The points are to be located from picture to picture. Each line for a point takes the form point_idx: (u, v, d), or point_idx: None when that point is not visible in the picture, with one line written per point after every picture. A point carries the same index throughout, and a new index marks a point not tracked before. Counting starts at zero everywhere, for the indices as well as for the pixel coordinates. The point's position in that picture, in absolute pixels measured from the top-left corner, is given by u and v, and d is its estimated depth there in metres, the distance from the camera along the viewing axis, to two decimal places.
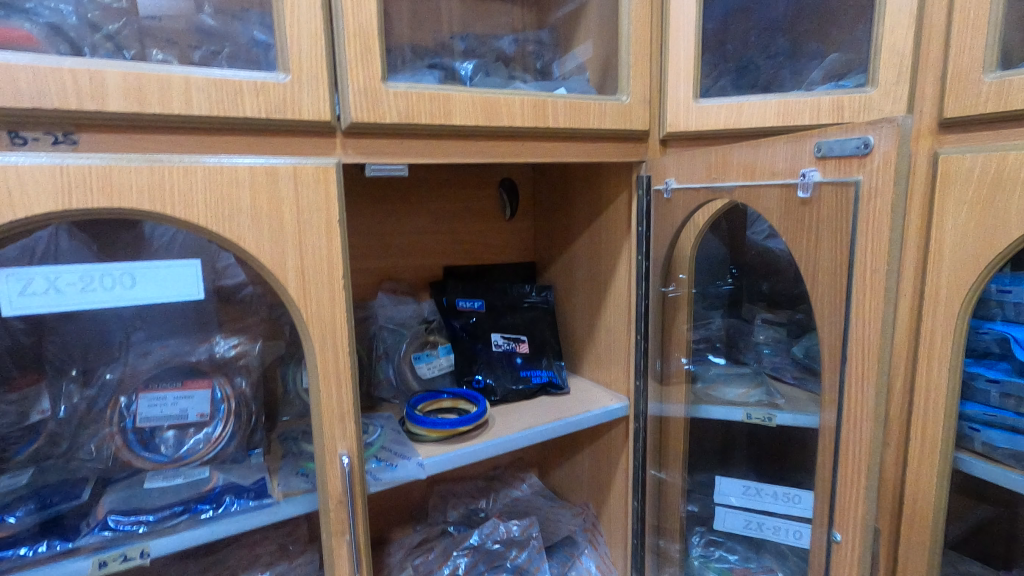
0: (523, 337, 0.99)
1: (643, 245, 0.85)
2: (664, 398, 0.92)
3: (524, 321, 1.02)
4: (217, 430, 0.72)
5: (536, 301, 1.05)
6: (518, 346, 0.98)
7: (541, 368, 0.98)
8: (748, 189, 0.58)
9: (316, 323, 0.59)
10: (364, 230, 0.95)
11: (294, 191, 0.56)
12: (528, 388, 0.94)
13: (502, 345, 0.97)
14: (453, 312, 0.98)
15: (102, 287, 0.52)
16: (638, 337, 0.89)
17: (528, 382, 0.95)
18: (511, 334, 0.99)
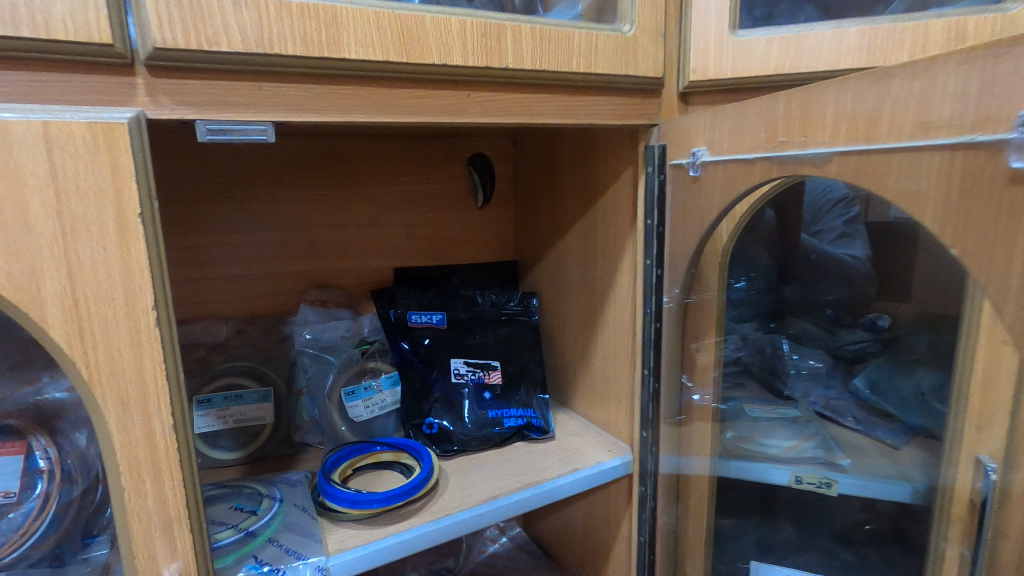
0: (494, 364, 0.76)
1: (654, 246, 0.59)
2: (683, 448, 0.63)
3: (497, 340, 0.78)
4: (28, 516, 0.50)
5: (513, 313, 0.80)
6: (486, 376, 0.75)
7: (517, 405, 0.74)
8: (859, 158, 0.34)
9: (107, 383, 0.36)
10: (277, 222, 0.72)
11: (44, 164, 0.33)
12: (496, 434, 0.70)
13: (466, 376, 0.74)
14: (401, 330, 0.75)
15: None
16: (645, 372, 0.63)
17: (497, 426, 0.71)
18: (478, 361, 0.75)
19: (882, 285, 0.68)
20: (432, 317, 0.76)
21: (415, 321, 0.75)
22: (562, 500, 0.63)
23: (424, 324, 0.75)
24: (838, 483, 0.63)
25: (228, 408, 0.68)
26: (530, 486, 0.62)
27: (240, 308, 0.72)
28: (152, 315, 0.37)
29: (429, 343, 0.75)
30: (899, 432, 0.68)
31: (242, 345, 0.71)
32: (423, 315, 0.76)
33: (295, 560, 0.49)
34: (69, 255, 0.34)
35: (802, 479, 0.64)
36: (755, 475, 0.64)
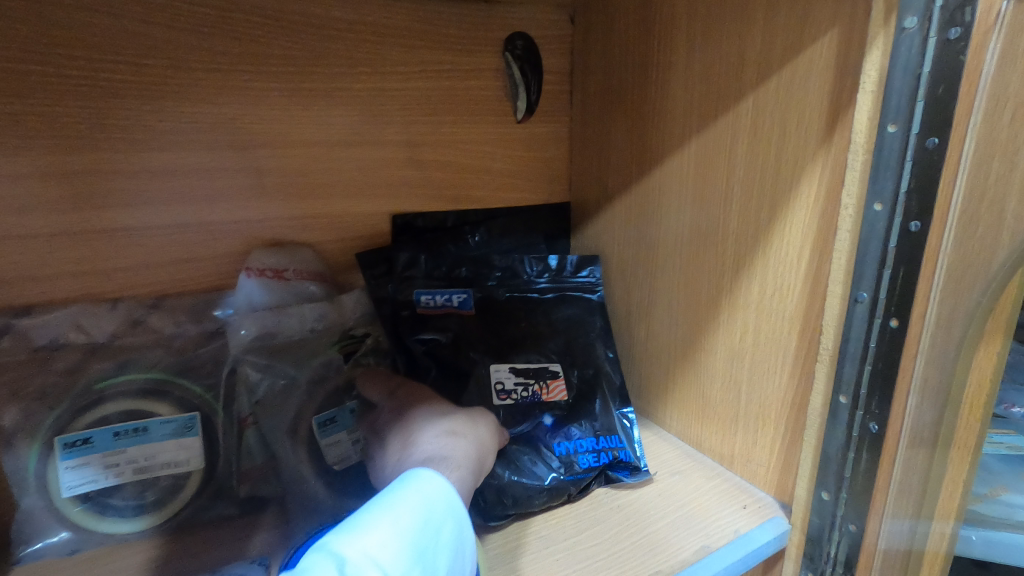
0: (554, 370, 0.50)
1: (905, 178, 0.31)
2: (920, 512, 0.37)
3: (556, 331, 0.52)
4: None
5: (571, 289, 0.54)
6: (541, 391, 0.49)
7: (592, 433, 0.48)
8: None
9: None
10: (191, 137, 0.42)
11: None
12: (568, 484, 0.44)
13: (513, 392, 0.49)
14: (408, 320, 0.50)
15: None
16: (840, 399, 0.36)
17: (570, 473, 0.44)
18: (529, 367, 0.50)
19: None
20: (455, 300, 0.51)
21: (427, 307, 0.50)
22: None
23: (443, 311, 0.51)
24: None
25: (121, 452, 0.40)
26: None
27: (136, 283, 0.42)
28: None
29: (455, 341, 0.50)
30: None
31: (146, 346, 0.43)
32: (438, 296, 0.50)
33: None
34: None
35: None
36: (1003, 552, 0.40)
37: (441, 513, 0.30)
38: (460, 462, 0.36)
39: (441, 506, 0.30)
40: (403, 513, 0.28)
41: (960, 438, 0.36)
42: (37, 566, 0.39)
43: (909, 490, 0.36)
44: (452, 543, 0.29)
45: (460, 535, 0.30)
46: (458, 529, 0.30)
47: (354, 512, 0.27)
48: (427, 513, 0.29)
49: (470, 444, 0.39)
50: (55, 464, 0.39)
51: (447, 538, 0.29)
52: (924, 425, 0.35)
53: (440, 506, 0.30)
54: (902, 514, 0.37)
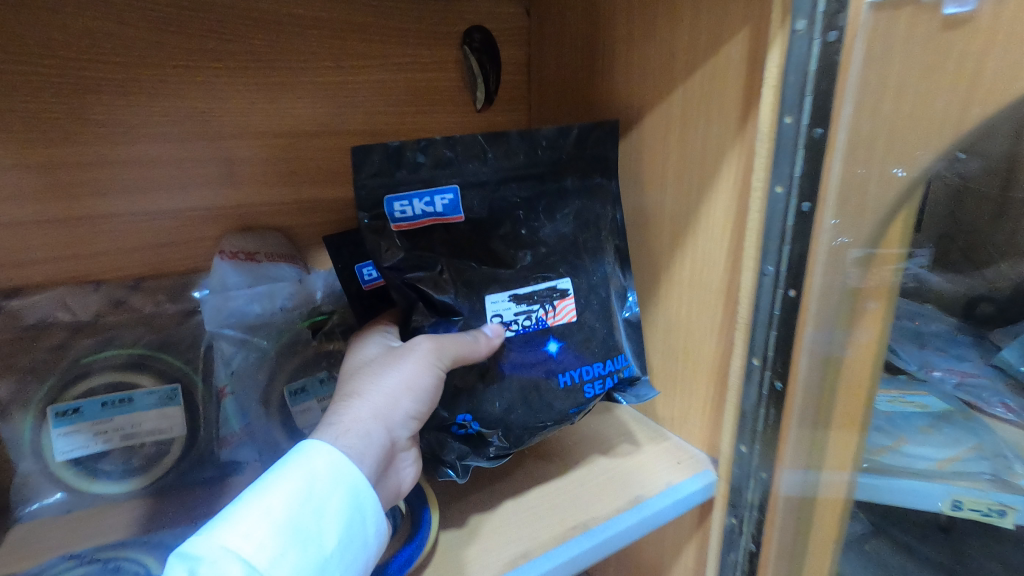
0: (562, 288, 0.45)
1: (799, 163, 0.35)
2: (814, 459, 0.42)
3: (557, 239, 0.46)
4: None
5: (574, 187, 0.47)
6: (546, 315, 0.44)
7: (601, 357, 0.46)
8: None
9: None
10: (162, 129, 0.45)
11: None
12: (569, 416, 0.44)
13: (512, 323, 0.44)
14: (380, 246, 0.41)
15: None
16: (752, 361, 0.41)
17: (575, 409, 0.45)
18: (531, 292, 0.44)
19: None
20: (439, 206, 0.42)
21: (402, 220, 0.41)
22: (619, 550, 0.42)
23: (418, 226, 0.42)
24: (1017, 513, 0.43)
25: (108, 421, 0.44)
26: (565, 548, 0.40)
27: (118, 267, 0.46)
28: None
29: (445, 267, 0.43)
30: None
31: (127, 324, 0.47)
32: (418, 205, 0.41)
33: None
34: None
35: (962, 505, 0.44)
36: (894, 496, 0.45)
37: (326, 489, 0.31)
38: (345, 429, 0.35)
39: (327, 480, 0.32)
40: (277, 499, 0.30)
41: (854, 394, 0.41)
42: (33, 525, 0.44)
43: (802, 439, 0.41)
44: (338, 513, 0.31)
45: (348, 505, 0.32)
46: (348, 497, 0.32)
47: (236, 499, 0.30)
48: (307, 491, 0.31)
49: (368, 401, 0.37)
50: (49, 432, 0.43)
51: (333, 509, 0.31)
52: (818, 380, 0.40)
53: (324, 482, 0.31)
54: (799, 462, 0.42)
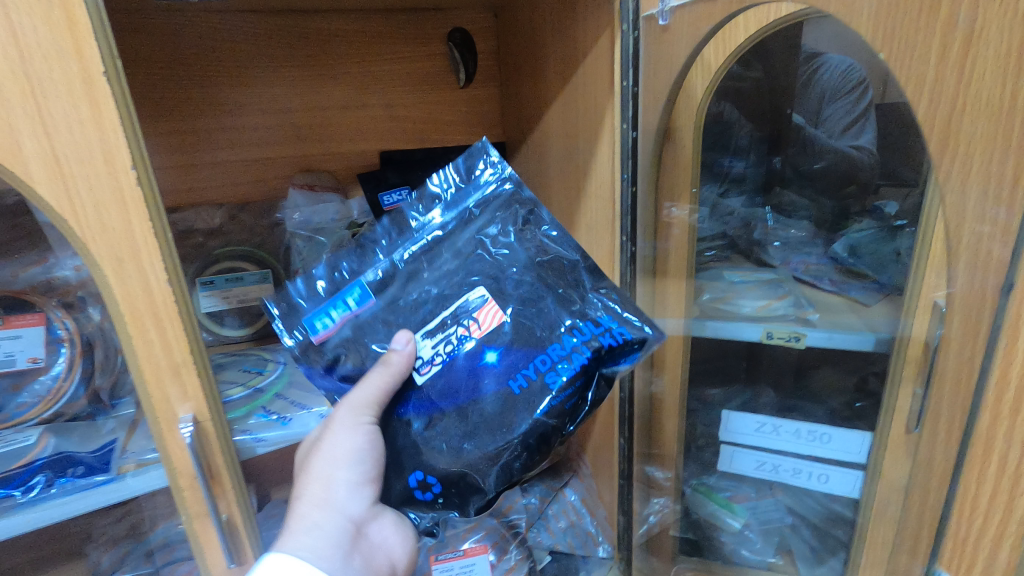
0: (473, 308, 0.53)
1: (631, 108, 0.59)
2: (659, 308, 0.69)
3: (458, 261, 0.57)
4: (59, 378, 0.55)
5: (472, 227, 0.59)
6: (471, 333, 0.52)
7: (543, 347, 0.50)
8: None
9: (102, 242, 0.39)
10: (258, 107, 0.72)
11: (9, 32, 0.34)
12: (537, 425, 0.47)
13: (435, 357, 0.52)
14: (313, 357, 0.56)
15: None
16: (624, 238, 0.66)
17: (539, 410, 0.48)
18: (442, 325, 0.54)
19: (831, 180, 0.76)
20: (350, 304, 0.57)
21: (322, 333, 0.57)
22: None
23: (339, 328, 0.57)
24: (806, 336, 0.67)
25: (230, 289, 0.71)
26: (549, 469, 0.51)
27: (231, 196, 0.73)
28: (131, 174, 0.38)
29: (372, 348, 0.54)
30: (871, 290, 0.71)
31: (237, 232, 0.73)
32: (332, 313, 0.57)
33: (299, 411, 0.57)
34: (42, 109, 0.35)
35: (773, 335, 0.68)
36: (728, 331, 0.70)
37: None
38: (314, 534, 0.48)
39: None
40: None
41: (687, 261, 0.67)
42: None
43: (653, 290, 0.69)
44: None
45: None
46: None
47: None
48: None
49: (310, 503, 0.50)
50: (196, 292, 0.70)
51: None
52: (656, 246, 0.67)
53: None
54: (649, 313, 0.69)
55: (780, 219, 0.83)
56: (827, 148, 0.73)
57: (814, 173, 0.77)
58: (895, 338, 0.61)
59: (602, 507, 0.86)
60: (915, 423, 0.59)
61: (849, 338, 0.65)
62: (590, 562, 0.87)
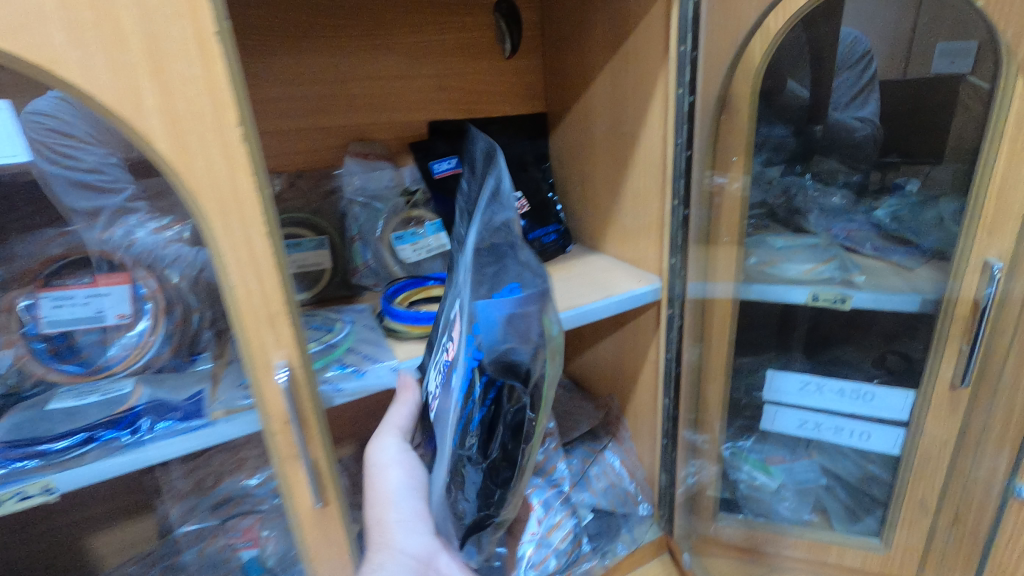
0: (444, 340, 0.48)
1: (687, 73, 0.62)
2: (709, 274, 0.71)
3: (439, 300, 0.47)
4: (144, 333, 0.58)
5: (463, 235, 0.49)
6: (448, 353, 0.46)
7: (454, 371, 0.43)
8: None
9: (209, 195, 0.41)
10: (314, 77, 0.74)
11: None
12: (463, 455, 0.43)
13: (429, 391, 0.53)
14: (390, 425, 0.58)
15: None
16: (676, 202, 0.68)
17: (455, 442, 0.42)
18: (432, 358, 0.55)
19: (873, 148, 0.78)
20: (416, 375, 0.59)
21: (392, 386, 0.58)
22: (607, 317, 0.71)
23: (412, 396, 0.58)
24: (852, 299, 0.69)
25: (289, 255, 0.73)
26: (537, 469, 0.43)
27: (288, 164, 0.75)
28: (237, 130, 0.41)
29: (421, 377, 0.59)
30: (914, 255, 0.73)
31: (294, 199, 0.76)
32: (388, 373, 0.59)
33: (372, 365, 0.59)
34: (161, 67, 0.38)
35: (817, 297, 0.71)
36: (772, 293, 0.73)
37: None
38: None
39: None
40: None
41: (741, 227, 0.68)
42: None
43: (703, 255, 0.70)
44: None
45: None
46: None
47: None
48: None
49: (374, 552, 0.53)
50: None
51: None
52: (708, 211, 0.68)
53: None
54: (699, 277, 0.71)
55: (817, 185, 0.83)
56: (874, 115, 0.74)
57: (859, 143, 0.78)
58: (941, 299, 0.63)
59: (642, 468, 0.90)
60: (961, 378, 0.62)
61: (893, 300, 0.68)
62: (630, 519, 0.90)
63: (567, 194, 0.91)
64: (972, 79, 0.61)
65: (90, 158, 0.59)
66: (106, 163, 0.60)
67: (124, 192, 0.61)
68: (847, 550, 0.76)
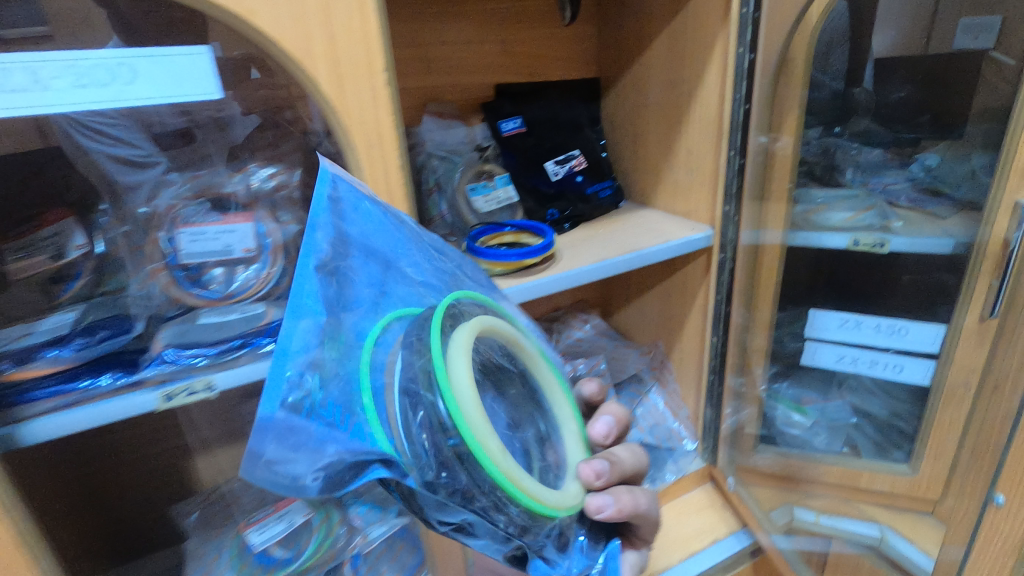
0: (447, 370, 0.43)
1: (749, 34, 0.69)
2: (762, 222, 0.77)
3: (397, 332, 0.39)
4: (265, 266, 0.64)
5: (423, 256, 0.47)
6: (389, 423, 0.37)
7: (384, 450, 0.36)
8: None
9: (358, 129, 0.49)
10: (397, 40, 0.81)
11: None
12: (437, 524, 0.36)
13: None
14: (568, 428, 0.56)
15: (96, 81, 0.41)
16: (733, 153, 0.76)
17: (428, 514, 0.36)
18: None
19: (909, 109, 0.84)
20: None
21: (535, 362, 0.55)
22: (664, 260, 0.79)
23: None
24: (890, 242, 0.77)
25: None
26: (528, 508, 0.36)
27: None
28: (384, 74, 0.48)
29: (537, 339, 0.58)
30: (946, 204, 0.78)
31: None
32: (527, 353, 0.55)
33: None
34: (330, 17, 0.45)
35: (858, 242, 0.79)
36: (815, 240, 0.83)
37: None
38: None
39: None
40: None
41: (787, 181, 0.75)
42: None
43: (756, 205, 0.77)
44: None
45: None
46: None
47: None
48: None
49: None
50: None
51: None
52: (761, 162, 0.75)
53: None
54: (752, 224, 0.78)
55: (858, 145, 0.87)
56: (913, 76, 0.81)
57: (895, 103, 0.84)
58: (973, 243, 0.70)
59: (686, 407, 0.98)
60: (989, 311, 0.68)
61: (925, 244, 0.75)
62: (675, 452, 0.98)
63: (618, 154, 0.97)
64: (994, 53, 0.70)
65: (125, 133, 0.64)
66: (139, 136, 0.65)
67: (161, 163, 0.68)
68: (876, 476, 0.84)
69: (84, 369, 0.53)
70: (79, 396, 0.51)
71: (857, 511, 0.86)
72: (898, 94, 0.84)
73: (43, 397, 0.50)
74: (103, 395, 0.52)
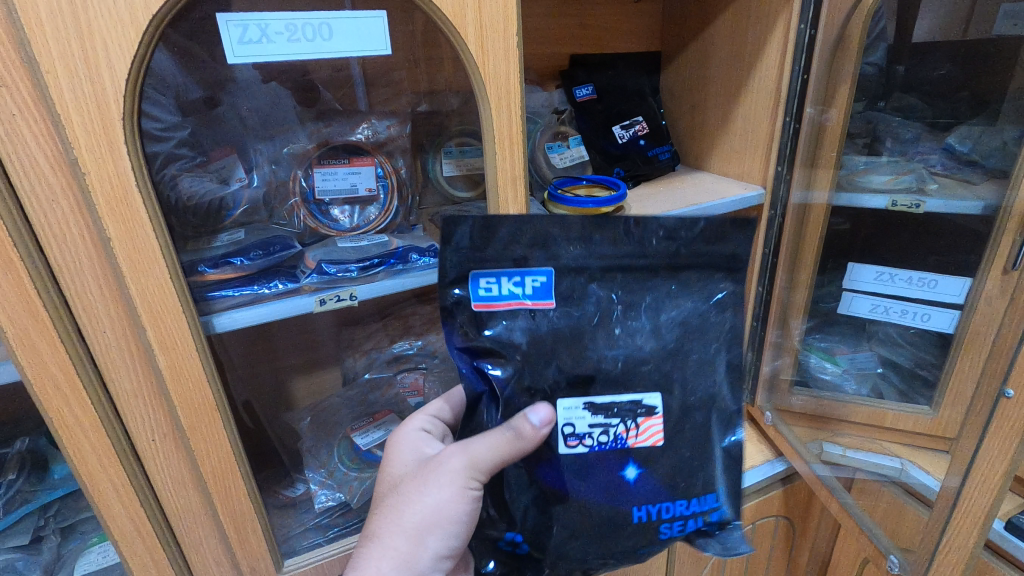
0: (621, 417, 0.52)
1: (811, 11, 0.78)
2: (811, 185, 0.87)
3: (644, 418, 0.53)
4: (385, 203, 0.79)
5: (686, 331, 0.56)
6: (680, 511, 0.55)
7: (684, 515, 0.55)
8: None
9: (494, 83, 0.60)
10: None
11: None
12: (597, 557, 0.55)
13: (586, 436, 0.52)
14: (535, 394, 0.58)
15: (306, 38, 0.58)
16: (788, 120, 0.86)
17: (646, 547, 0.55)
18: (611, 403, 0.52)
19: (947, 85, 0.92)
20: (529, 287, 0.52)
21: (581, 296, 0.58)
22: (723, 213, 0.89)
23: (511, 305, 0.52)
24: (925, 204, 0.86)
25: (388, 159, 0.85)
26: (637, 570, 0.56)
27: None
28: (517, 38, 0.59)
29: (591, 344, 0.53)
30: (978, 172, 0.86)
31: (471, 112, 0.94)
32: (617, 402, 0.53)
33: None
34: None
35: (897, 204, 0.88)
36: (858, 201, 0.92)
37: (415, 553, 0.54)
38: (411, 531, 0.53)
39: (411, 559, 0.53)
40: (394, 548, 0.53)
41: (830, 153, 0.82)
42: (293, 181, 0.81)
43: (808, 169, 0.86)
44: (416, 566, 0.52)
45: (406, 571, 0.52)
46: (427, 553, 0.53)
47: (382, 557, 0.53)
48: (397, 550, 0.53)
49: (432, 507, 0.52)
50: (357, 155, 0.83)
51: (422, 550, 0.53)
52: (811, 131, 0.83)
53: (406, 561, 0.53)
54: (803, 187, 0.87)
55: (898, 118, 0.96)
56: (955, 56, 0.89)
57: (934, 80, 0.93)
58: (1000, 207, 0.77)
59: None
60: (1012, 263, 0.74)
61: (956, 205, 0.83)
62: None
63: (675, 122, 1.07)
64: None
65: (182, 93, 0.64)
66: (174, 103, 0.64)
67: (177, 131, 0.65)
68: (901, 416, 0.91)
69: (256, 275, 0.66)
70: (254, 296, 0.65)
71: (881, 447, 0.96)
72: (938, 70, 0.92)
73: (230, 295, 0.64)
74: (272, 297, 0.65)
